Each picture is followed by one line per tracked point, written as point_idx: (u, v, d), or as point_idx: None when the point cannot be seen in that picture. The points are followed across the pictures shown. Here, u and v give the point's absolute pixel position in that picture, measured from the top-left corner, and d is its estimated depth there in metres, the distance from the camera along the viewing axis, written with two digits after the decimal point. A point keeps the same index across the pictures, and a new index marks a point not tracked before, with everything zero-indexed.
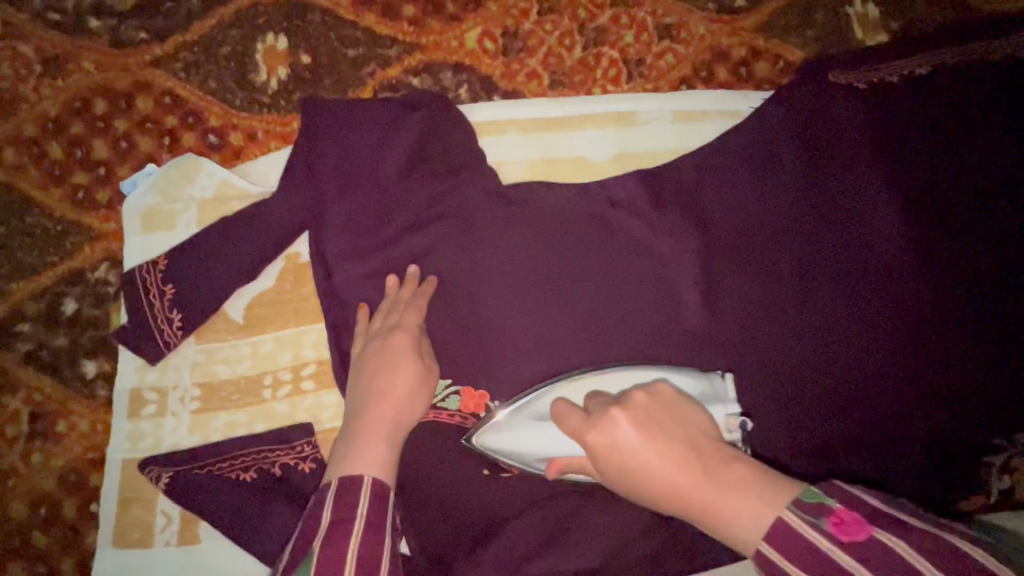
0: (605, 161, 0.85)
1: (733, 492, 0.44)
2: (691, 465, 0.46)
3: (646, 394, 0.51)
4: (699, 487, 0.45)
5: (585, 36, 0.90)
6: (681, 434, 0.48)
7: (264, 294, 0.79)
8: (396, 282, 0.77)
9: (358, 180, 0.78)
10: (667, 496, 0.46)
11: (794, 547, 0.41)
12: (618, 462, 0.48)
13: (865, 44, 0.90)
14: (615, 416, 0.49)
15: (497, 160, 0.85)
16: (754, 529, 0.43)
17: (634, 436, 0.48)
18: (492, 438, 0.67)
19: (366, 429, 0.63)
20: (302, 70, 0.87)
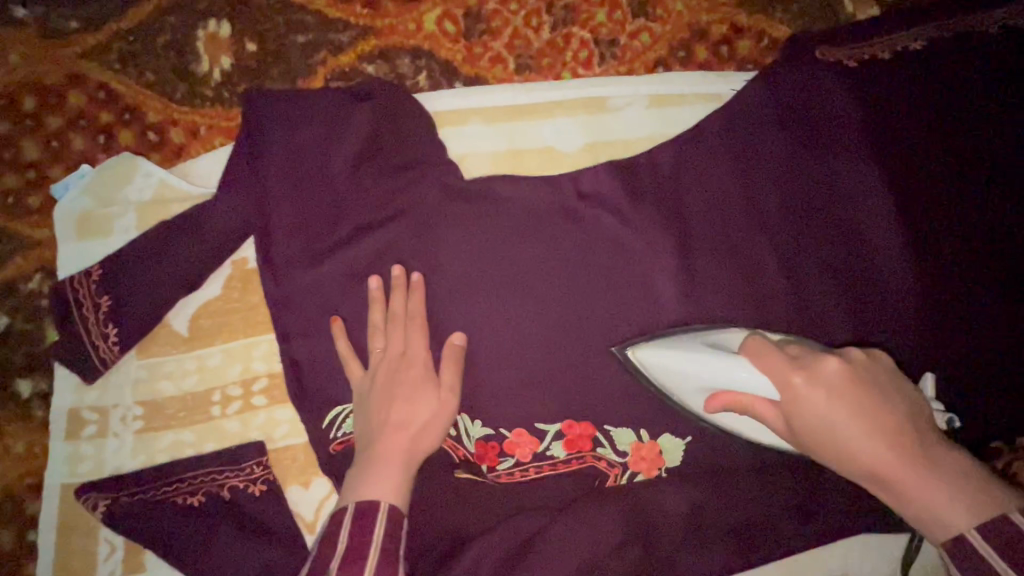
0: (576, 152, 0.79)
1: (968, 484, 0.47)
2: (909, 448, 0.48)
3: (861, 357, 0.53)
4: (925, 473, 0.47)
5: (553, 16, 0.83)
6: (916, 419, 0.50)
7: (210, 304, 0.74)
8: (380, 285, 0.72)
9: (307, 179, 0.72)
10: (875, 472, 0.49)
11: (985, 547, 0.44)
12: (823, 424, 0.50)
13: (855, 18, 0.85)
14: (833, 381, 0.51)
15: (459, 153, 0.79)
16: (931, 509, 0.47)
17: (834, 396, 0.50)
18: (659, 361, 0.67)
19: (384, 456, 0.64)
20: (247, 58, 0.80)
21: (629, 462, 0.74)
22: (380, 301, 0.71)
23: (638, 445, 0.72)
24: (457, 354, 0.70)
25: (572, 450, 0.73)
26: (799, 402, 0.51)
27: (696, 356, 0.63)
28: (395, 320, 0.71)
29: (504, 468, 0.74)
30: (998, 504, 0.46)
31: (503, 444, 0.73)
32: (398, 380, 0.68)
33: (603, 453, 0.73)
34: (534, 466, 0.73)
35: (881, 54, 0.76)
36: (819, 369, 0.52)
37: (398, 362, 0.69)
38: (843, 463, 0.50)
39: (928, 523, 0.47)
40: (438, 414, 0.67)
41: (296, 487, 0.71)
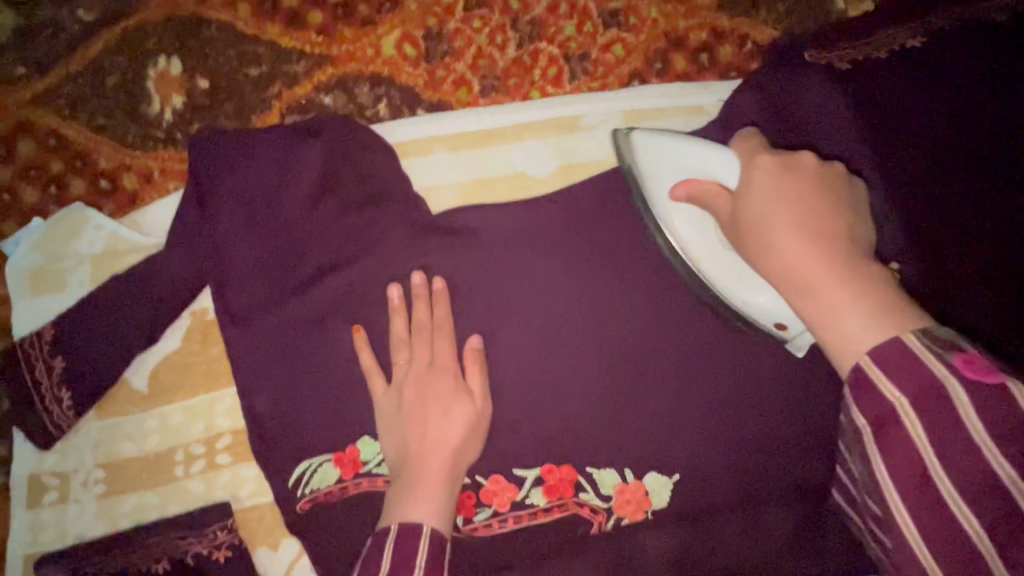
0: (548, 177, 0.74)
1: (879, 289, 0.43)
2: (831, 248, 0.45)
3: (836, 173, 0.52)
4: (838, 267, 0.44)
5: (517, 32, 0.78)
6: (856, 239, 0.47)
7: (169, 359, 0.71)
8: (400, 296, 0.68)
9: (264, 225, 0.70)
10: (786, 265, 0.46)
11: (906, 358, 0.39)
12: (759, 215, 0.49)
13: (846, 14, 0.78)
14: (779, 180, 0.50)
15: (423, 185, 0.74)
16: (829, 309, 0.43)
17: (787, 185, 0.49)
18: (649, 153, 0.60)
19: (424, 474, 0.59)
20: (199, 95, 0.77)
21: (614, 506, 0.68)
22: (401, 312, 0.67)
23: (623, 486, 0.67)
24: (477, 356, 0.66)
25: (553, 496, 0.67)
26: (755, 169, 0.52)
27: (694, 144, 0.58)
28: (421, 330, 0.67)
29: (481, 520, 0.67)
30: (903, 325, 0.41)
31: (479, 493, 0.67)
32: (427, 392, 0.64)
33: (586, 498, 0.67)
34: (513, 515, 0.67)
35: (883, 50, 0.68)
36: (794, 159, 0.52)
37: (427, 372, 0.65)
38: (759, 253, 0.48)
39: (825, 335, 0.44)
40: (473, 429, 0.63)
41: (265, 549, 0.69)
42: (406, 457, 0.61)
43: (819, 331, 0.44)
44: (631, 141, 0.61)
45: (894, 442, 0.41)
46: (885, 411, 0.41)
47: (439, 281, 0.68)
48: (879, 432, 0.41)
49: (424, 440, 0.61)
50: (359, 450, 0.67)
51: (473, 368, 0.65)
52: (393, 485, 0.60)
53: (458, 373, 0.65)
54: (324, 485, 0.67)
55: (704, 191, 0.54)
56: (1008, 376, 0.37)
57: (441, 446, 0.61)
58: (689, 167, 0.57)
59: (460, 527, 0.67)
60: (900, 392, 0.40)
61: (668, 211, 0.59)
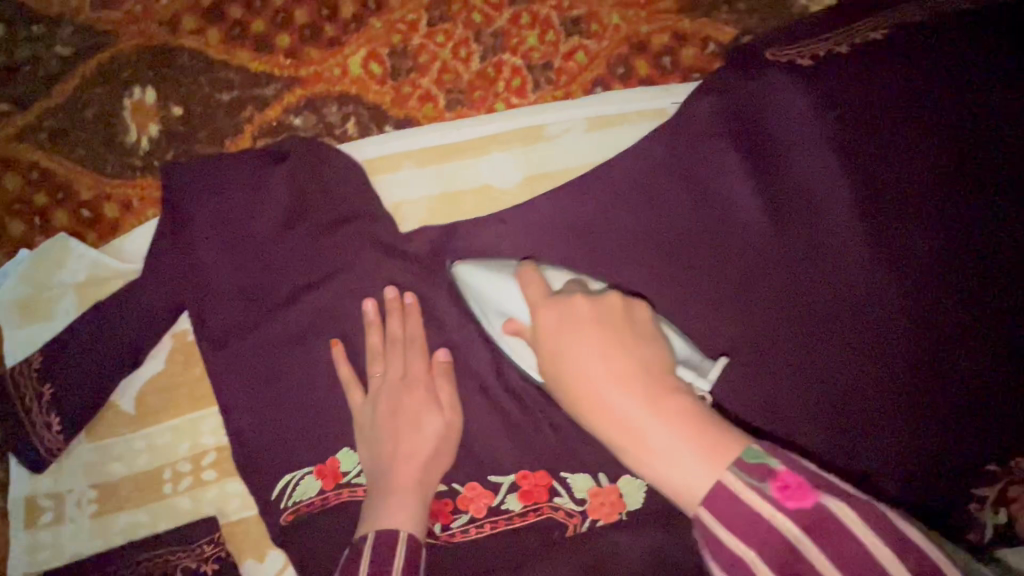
0: (513, 188, 0.76)
1: (687, 426, 0.45)
2: (641, 386, 0.48)
3: (619, 301, 0.56)
4: (647, 408, 0.46)
5: (481, 44, 0.79)
6: (655, 369, 0.50)
7: (155, 380, 0.73)
8: (376, 311, 0.71)
9: (237, 247, 0.71)
10: (600, 413, 0.49)
11: (725, 508, 0.41)
12: (569, 364, 0.52)
13: (809, 10, 0.79)
14: (571, 324, 0.54)
15: (393, 201, 0.76)
16: (660, 460, 0.45)
17: (584, 334, 0.53)
18: (469, 285, 0.68)
19: (398, 485, 0.61)
20: (173, 122, 0.79)
21: (588, 510, 0.69)
22: (377, 326, 0.70)
23: (597, 489, 0.69)
24: (444, 368, 0.69)
25: (528, 501, 0.69)
26: (539, 327, 0.56)
27: (485, 274, 0.67)
28: (395, 344, 0.70)
29: (458, 526, 0.68)
30: (721, 457, 0.42)
31: (456, 500, 0.69)
32: (400, 409, 0.66)
33: (561, 503, 0.69)
34: (489, 520, 0.69)
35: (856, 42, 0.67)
36: (568, 308, 0.55)
37: (399, 386, 0.67)
38: (587, 404, 0.50)
39: (668, 480, 0.44)
40: (445, 440, 0.66)
41: (252, 561, 0.71)
42: (377, 470, 0.63)
43: (658, 478, 0.45)
44: (461, 275, 0.69)
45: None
46: (734, 564, 0.40)
47: (410, 296, 0.71)
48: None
49: (397, 454, 0.63)
50: (339, 462, 0.69)
51: (445, 379, 0.68)
52: (368, 499, 0.61)
53: (429, 387, 0.68)
54: (306, 497, 0.69)
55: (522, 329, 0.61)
56: (825, 497, 0.40)
57: (412, 459, 0.63)
58: (508, 305, 0.64)
59: (437, 535, 0.68)
60: (745, 543, 0.40)
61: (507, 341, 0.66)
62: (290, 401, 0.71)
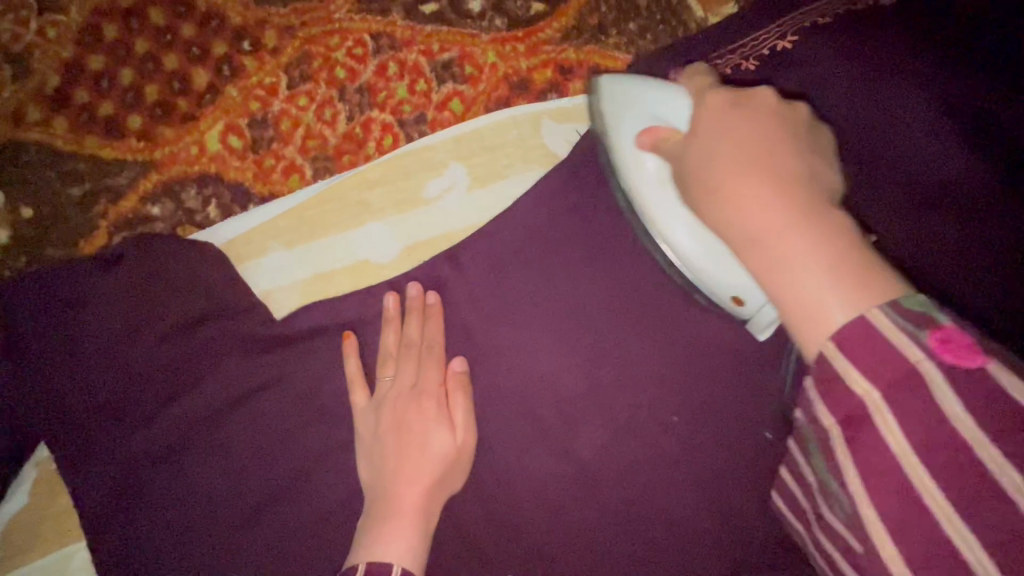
0: (391, 261, 0.67)
1: (838, 238, 0.34)
2: (806, 201, 0.36)
3: (798, 113, 0.42)
4: (804, 210, 0.35)
5: (346, 103, 0.71)
6: (822, 180, 0.38)
7: (17, 517, 0.66)
8: (396, 304, 0.63)
9: (90, 364, 0.64)
10: (739, 208, 0.37)
11: (861, 342, 0.31)
12: (702, 163, 0.41)
13: (705, 24, 0.71)
14: (762, 117, 0.41)
15: (263, 290, 0.68)
16: (783, 264, 0.34)
17: (730, 134, 0.41)
18: (613, 98, 0.54)
19: (389, 510, 0.52)
20: (23, 225, 0.72)
21: None
22: (394, 323, 0.62)
23: None
24: (461, 382, 0.60)
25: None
26: (702, 112, 0.44)
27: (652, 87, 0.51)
28: (409, 347, 0.61)
29: None
30: (874, 293, 0.32)
31: None
32: (408, 421, 0.57)
33: None
34: None
35: (761, 52, 0.62)
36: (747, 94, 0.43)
37: (409, 395, 0.59)
38: (701, 204, 0.40)
39: (773, 293, 0.35)
40: (453, 463, 0.57)
41: None
42: (383, 484, 0.55)
43: (770, 290, 0.35)
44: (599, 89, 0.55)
45: (863, 444, 0.32)
46: (852, 413, 0.32)
47: (432, 295, 0.63)
48: (850, 434, 0.32)
49: (398, 471, 0.55)
50: None
51: (459, 395, 0.60)
52: (363, 519, 0.53)
53: (440, 399, 0.59)
54: None
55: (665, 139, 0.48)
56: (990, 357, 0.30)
57: (415, 480, 0.54)
58: (655, 114, 0.50)
59: None
60: (871, 387, 0.31)
61: (634, 170, 0.51)
62: (164, 529, 0.63)
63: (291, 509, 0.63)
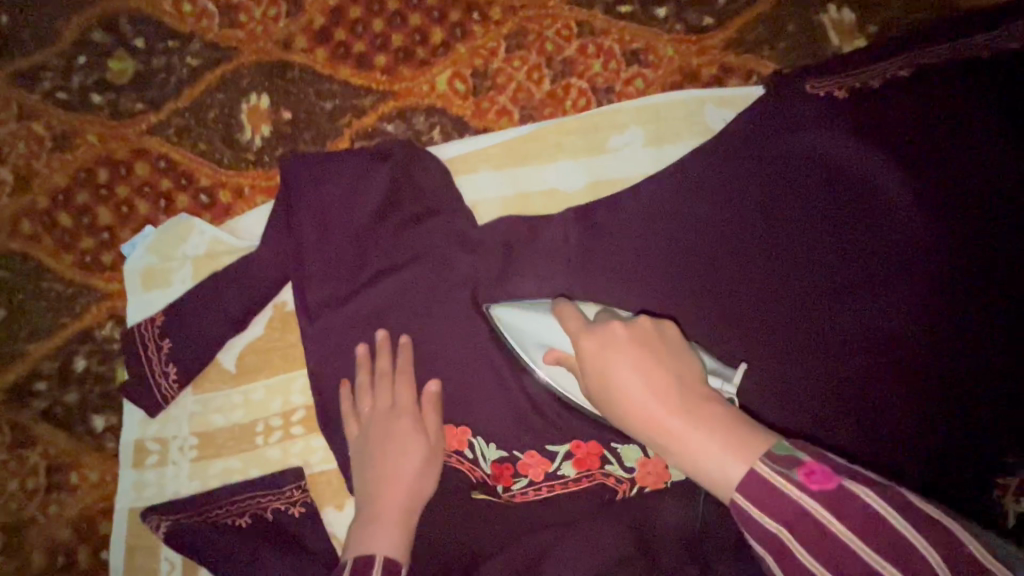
0: (577, 191, 0.85)
1: (709, 437, 0.45)
2: (677, 395, 0.48)
3: (654, 322, 0.55)
4: (674, 421, 0.46)
5: (551, 70, 0.91)
6: (685, 381, 0.49)
7: (255, 342, 0.83)
8: (366, 350, 0.79)
9: (336, 231, 0.80)
10: (644, 416, 0.48)
11: (761, 491, 0.41)
12: (597, 365, 0.53)
13: (841, 50, 0.90)
14: (613, 333, 0.54)
15: (472, 199, 0.86)
16: (690, 454, 0.45)
17: (608, 347, 0.53)
18: (510, 322, 0.74)
19: (381, 512, 0.68)
20: (283, 125, 0.92)
21: (636, 478, 0.77)
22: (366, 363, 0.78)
23: (644, 460, 0.76)
24: (434, 399, 0.77)
25: (466, 447, 0.79)
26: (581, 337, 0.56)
27: (528, 315, 0.72)
28: (383, 376, 0.77)
29: (518, 488, 0.78)
30: (751, 456, 0.43)
31: (516, 465, 0.78)
32: (390, 434, 0.74)
33: (611, 470, 0.77)
34: (545, 484, 0.78)
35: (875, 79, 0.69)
36: (604, 325, 0.55)
37: (388, 414, 0.75)
38: (611, 411, 0.52)
39: (698, 475, 0.45)
40: (431, 460, 0.73)
41: (332, 508, 0.79)
42: (368, 491, 0.71)
43: (692, 476, 0.45)
44: (496, 315, 0.75)
45: (797, 573, 0.42)
46: (771, 544, 0.42)
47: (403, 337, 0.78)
48: (782, 566, 0.42)
49: (381, 478, 0.71)
50: (459, 425, 0.78)
51: (429, 412, 0.76)
52: (359, 516, 0.69)
53: (415, 419, 0.75)
54: None
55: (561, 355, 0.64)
56: (843, 475, 0.41)
57: (395, 480, 0.71)
58: (544, 336, 0.69)
59: (502, 493, 0.79)
60: (773, 521, 0.41)
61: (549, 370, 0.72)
62: (385, 375, 0.77)
63: (473, 374, 0.77)
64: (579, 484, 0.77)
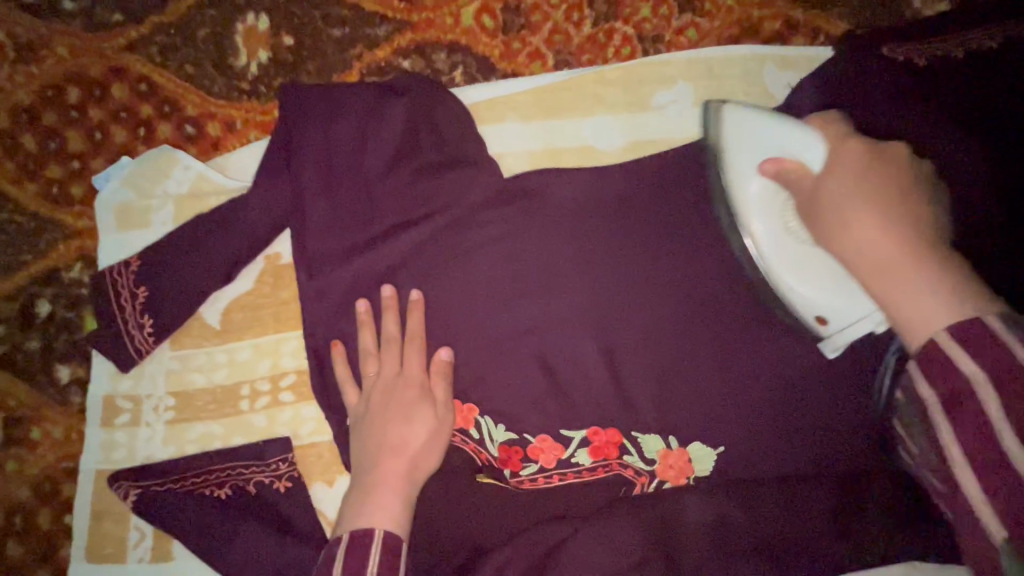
0: (615, 150, 0.76)
1: (946, 274, 0.42)
2: (919, 232, 0.45)
3: (893, 156, 0.51)
4: (923, 256, 0.43)
5: (593, 10, 0.80)
6: (928, 220, 0.46)
7: (243, 297, 0.74)
8: (369, 308, 0.70)
9: (344, 178, 0.72)
10: (878, 246, 0.45)
11: (973, 336, 0.38)
12: (837, 200, 0.49)
13: (920, 14, 0.80)
14: (892, 164, 0.50)
15: (496, 151, 0.77)
16: (915, 285, 0.42)
17: (858, 180, 0.49)
18: (732, 130, 0.61)
19: (380, 483, 0.61)
20: (284, 52, 0.81)
21: (656, 471, 0.70)
22: (369, 324, 0.69)
23: (666, 452, 0.69)
24: (445, 369, 0.68)
25: (472, 427, 0.70)
26: (841, 152, 0.52)
27: (781, 124, 0.58)
28: (389, 341, 0.69)
29: (527, 475, 0.70)
30: (957, 305, 0.40)
31: (526, 450, 0.69)
32: (393, 403, 0.66)
33: (631, 461, 0.69)
34: (556, 472, 0.70)
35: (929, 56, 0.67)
36: (885, 148, 0.52)
37: (393, 382, 0.67)
38: (836, 234, 0.49)
39: (899, 311, 0.43)
40: (435, 433, 0.66)
41: (321, 485, 0.71)
42: (365, 459, 0.64)
43: (894, 314, 0.43)
44: (722, 113, 0.62)
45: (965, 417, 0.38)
46: (957, 388, 0.39)
47: (415, 293, 0.69)
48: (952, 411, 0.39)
49: (381, 447, 0.64)
50: (475, 405, 0.70)
51: (438, 383, 0.67)
52: (352, 489, 0.63)
53: (422, 388, 0.67)
54: None
55: (790, 171, 0.55)
56: None
57: (397, 451, 0.64)
58: (781, 142, 0.57)
59: (509, 480, 0.70)
60: (973, 365, 0.38)
61: (740, 189, 0.59)
62: (389, 342, 0.69)
63: (486, 348, 0.70)
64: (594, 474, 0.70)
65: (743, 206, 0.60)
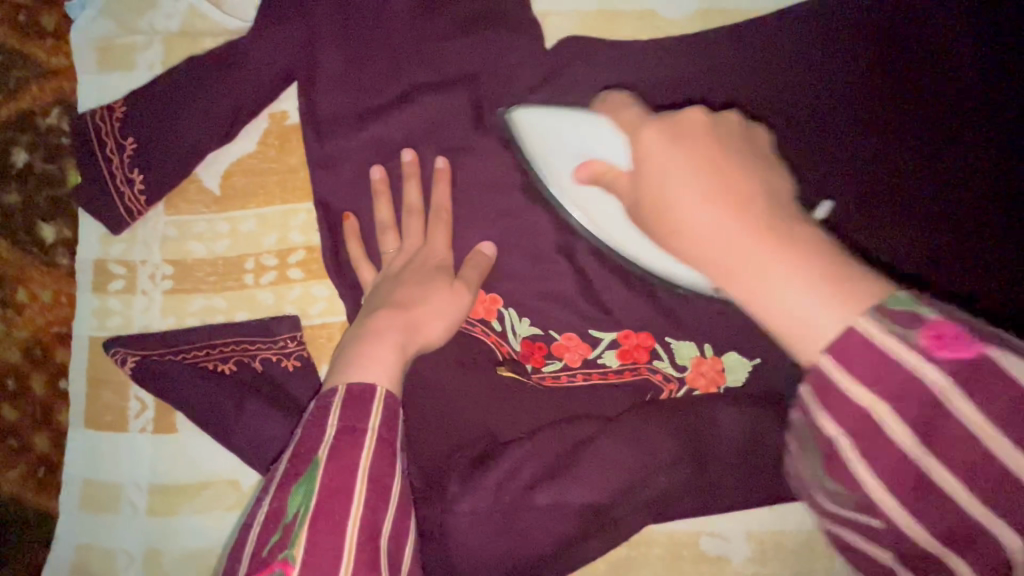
0: (682, 19, 0.65)
1: (817, 257, 0.33)
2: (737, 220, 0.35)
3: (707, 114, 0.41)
4: (756, 229, 0.35)
5: None
6: (775, 194, 0.37)
7: (246, 159, 0.66)
8: (384, 175, 0.62)
9: (362, 23, 0.61)
10: (704, 249, 0.36)
11: (852, 349, 0.31)
12: (661, 177, 0.38)
13: None
14: (722, 137, 0.40)
15: (540, 8, 0.65)
16: (762, 284, 0.34)
17: (679, 146, 0.39)
18: (535, 133, 0.55)
19: (382, 336, 0.53)
20: None
21: (686, 378, 0.64)
22: (387, 193, 0.62)
23: (699, 360, 0.64)
24: (486, 262, 0.61)
25: (494, 318, 0.64)
26: (638, 148, 0.41)
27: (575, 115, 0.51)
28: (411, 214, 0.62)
29: (549, 371, 0.65)
30: (851, 305, 0.32)
31: (551, 345, 0.64)
32: (413, 270, 0.59)
33: (659, 366, 0.64)
34: (581, 372, 0.65)
35: None
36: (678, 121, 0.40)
37: (416, 254, 0.61)
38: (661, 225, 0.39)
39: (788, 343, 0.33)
40: (448, 304, 0.58)
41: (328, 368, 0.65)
42: (368, 315, 0.56)
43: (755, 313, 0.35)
44: (517, 119, 0.57)
45: (932, 500, 0.30)
46: (855, 419, 0.31)
47: (440, 159, 0.61)
48: (852, 453, 0.31)
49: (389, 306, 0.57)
50: (500, 296, 0.64)
51: (473, 268, 0.60)
52: (344, 342, 0.55)
53: (446, 263, 0.61)
54: None
55: (604, 172, 0.46)
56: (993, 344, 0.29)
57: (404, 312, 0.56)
58: (583, 146, 0.49)
59: (530, 375, 0.65)
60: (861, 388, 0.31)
61: (575, 191, 0.53)
62: (411, 218, 0.62)
63: (517, 237, 0.63)
64: (618, 378, 0.65)
65: (552, 181, 0.55)
